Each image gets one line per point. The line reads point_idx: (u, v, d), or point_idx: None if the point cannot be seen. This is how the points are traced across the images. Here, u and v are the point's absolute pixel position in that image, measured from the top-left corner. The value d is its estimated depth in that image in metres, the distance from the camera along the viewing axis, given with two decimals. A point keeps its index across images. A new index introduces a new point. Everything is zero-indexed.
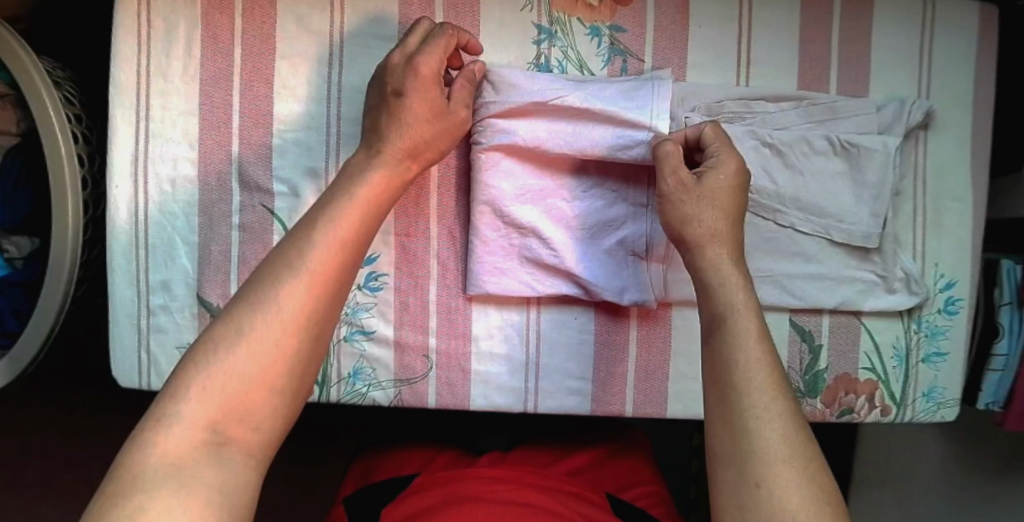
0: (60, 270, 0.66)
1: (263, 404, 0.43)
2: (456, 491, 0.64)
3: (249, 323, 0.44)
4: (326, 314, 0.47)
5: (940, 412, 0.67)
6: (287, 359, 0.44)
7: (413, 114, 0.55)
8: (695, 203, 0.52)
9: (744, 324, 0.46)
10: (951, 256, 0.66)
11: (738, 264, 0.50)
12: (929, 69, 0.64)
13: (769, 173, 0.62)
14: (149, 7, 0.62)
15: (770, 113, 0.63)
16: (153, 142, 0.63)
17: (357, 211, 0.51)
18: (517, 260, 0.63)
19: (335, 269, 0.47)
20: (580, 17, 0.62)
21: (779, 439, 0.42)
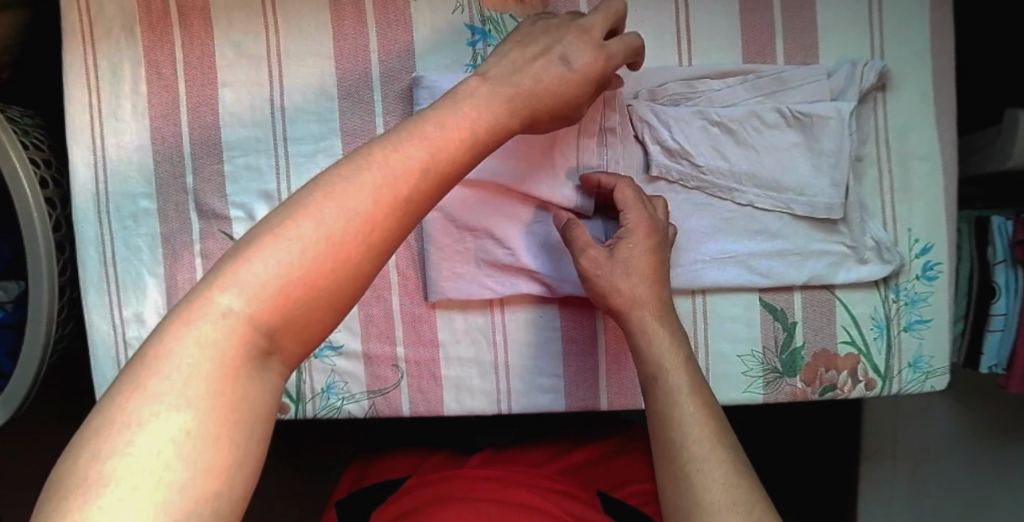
0: (40, 310, 0.67)
1: (313, 312, 0.36)
2: (439, 492, 0.64)
3: (321, 212, 0.36)
4: (408, 226, 0.39)
5: (929, 382, 0.65)
6: (352, 265, 0.36)
7: (559, 87, 0.51)
8: (612, 277, 0.55)
9: (677, 382, 0.50)
10: (925, 218, 0.64)
11: (669, 326, 0.54)
12: (879, 28, 0.62)
13: (720, 152, 0.61)
14: (93, 49, 0.63)
15: (716, 91, 0.61)
16: (112, 180, 0.64)
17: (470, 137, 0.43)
18: (476, 263, 0.63)
19: (429, 175, 0.39)
20: (512, 13, 0.62)
21: (722, 482, 0.43)
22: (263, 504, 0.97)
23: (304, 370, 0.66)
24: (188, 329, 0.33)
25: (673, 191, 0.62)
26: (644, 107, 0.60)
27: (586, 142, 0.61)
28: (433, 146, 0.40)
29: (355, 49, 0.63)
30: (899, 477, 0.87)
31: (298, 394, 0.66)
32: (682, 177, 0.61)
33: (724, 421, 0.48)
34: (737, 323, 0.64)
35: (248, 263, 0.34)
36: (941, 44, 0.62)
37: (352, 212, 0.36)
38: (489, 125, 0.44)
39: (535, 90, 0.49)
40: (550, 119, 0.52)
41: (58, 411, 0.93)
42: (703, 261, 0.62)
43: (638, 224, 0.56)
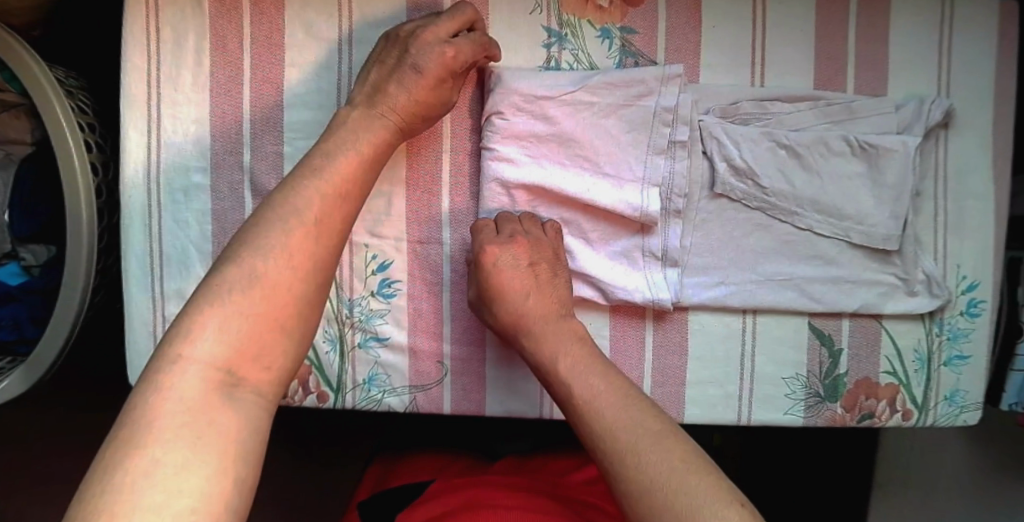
0: (76, 275, 0.65)
1: (276, 340, 0.47)
2: (466, 498, 0.62)
3: (261, 267, 0.47)
4: (327, 259, 0.51)
5: (962, 417, 0.66)
6: (295, 299, 0.48)
7: (421, 83, 0.57)
8: (491, 303, 0.60)
9: (579, 379, 0.55)
10: (973, 256, 0.65)
11: (584, 350, 0.58)
12: (947, 66, 0.63)
13: (786, 176, 0.61)
14: (158, 16, 0.61)
15: (787, 114, 0.61)
16: (165, 152, 0.63)
17: (351, 167, 0.54)
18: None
19: (337, 211, 0.52)
20: (590, 19, 0.61)
21: (645, 463, 0.48)
22: (274, 489, 0.96)
23: (346, 359, 0.65)
24: (165, 387, 0.42)
25: (734, 210, 0.62)
26: (716, 123, 0.60)
27: (654, 160, 0.60)
28: (328, 192, 0.52)
29: None
30: (910, 506, 0.89)
31: (338, 384, 0.65)
32: (745, 197, 0.61)
33: (633, 404, 0.53)
34: (785, 346, 0.65)
35: (207, 318, 0.45)
36: (1005, 88, 0.63)
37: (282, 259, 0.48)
38: (365, 151, 0.55)
39: (400, 111, 0.57)
40: (424, 118, 0.59)
41: (72, 380, 0.91)
42: (759, 282, 0.63)
43: (505, 242, 0.59)
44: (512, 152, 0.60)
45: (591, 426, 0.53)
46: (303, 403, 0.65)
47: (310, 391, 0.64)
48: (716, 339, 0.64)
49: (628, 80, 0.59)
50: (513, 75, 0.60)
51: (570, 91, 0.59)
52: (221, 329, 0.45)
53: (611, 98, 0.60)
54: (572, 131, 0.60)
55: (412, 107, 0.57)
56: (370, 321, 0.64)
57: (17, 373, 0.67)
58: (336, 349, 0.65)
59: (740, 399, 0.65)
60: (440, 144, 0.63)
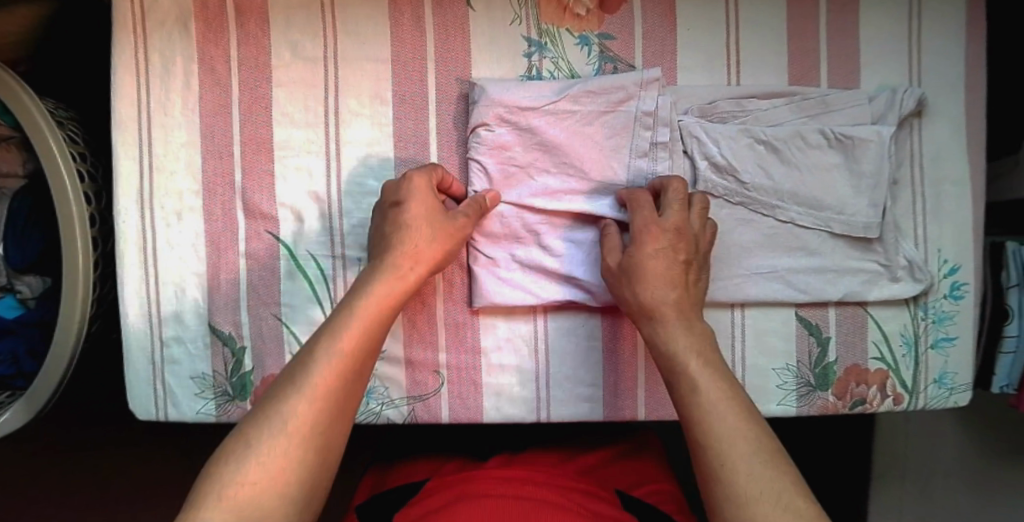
0: (73, 304, 0.66)
1: (303, 483, 0.48)
2: (465, 490, 0.64)
3: (266, 438, 0.48)
4: (332, 421, 0.51)
5: (954, 399, 0.68)
6: (294, 468, 0.48)
7: (413, 224, 0.58)
8: (633, 283, 0.57)
9: (702, 379, 0.53)
10: (954, 240, 0.66)
11: (695, 335, 0.56)
12: (918, 57, 0.65)
13: (765, 170, 0.62)
14: (147, 43, 0.63)
15: (762, 111, 0.63)
16: (156, 176, 0.64)
17: (362, 324, 0.54)
18: (517, 267, 0.62)
19: (341, 376, 0.52)
20: (568, 28, 0.63)
21: (748, 477, 0.48)
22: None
23: None
24: None
25: (717, 206, 0.64)
26: (695, 123, 0.62)
27: (636, 162, 0.62)
28: (333, 354, 0.52)
29: (411, 58, 0.62)
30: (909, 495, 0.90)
31: None
32: (726, 193, 0.63)
33: (747, 416, 0.52)
34: (772, 336, 0.66)
35: (243, 471, 0.47)
36: (976, 76, 0.65)
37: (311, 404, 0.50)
38: (375, 301, 0.55)
39: (407, 253, 0.57)
40: (433, 254, 0.58)
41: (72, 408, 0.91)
42: (745, 275, 0.64)
43: (667, 231, 0.58)
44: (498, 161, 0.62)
45: (703, 426, 0.51)
46: None
47: None
48: None
49: (608, 88, 0.61)
50: (496, 87, 0.61)
51: (551, 102, 0.61)
52: (260, 477, 0.47)
53: (593, 105, 0.61)
54: (556, 139, 0.61)
55: (417, 249, 0.58)
56: None
57: (18, 406, 0.68)
58: None
59: None
60: (428, 157, 0.63)
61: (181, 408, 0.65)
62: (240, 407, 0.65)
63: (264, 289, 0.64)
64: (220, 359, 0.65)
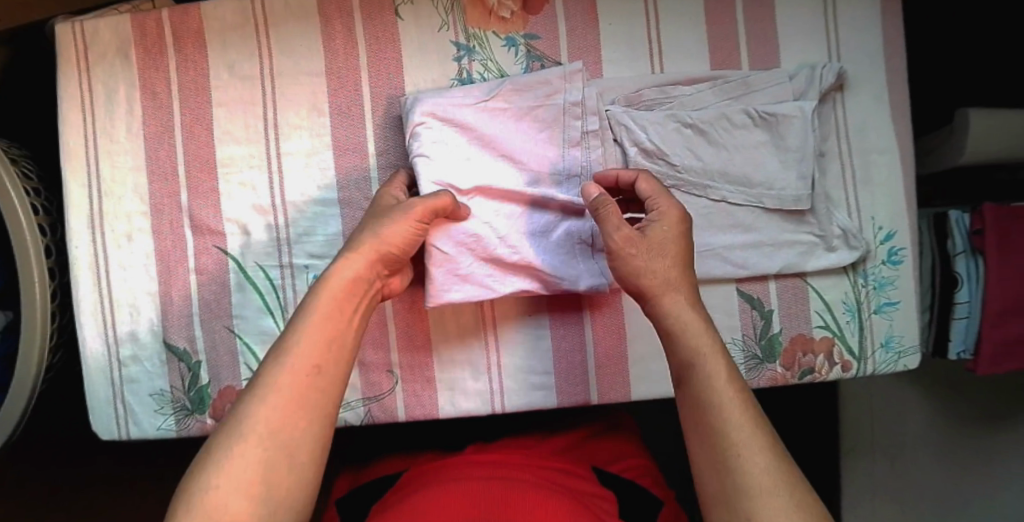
0: (35, 332, 0.67)
1: (281, 488, 0.47)
2: (434, 475, 0.63)
3: (238, 445, 0.47)
4: (307, 421, 0.49)
5: (902, 361, 0.69)
6: (271, 473, 0.47)
7: (366, 217, 0.58)
8: (645, 256, 0.56)
9: (713, 369, 0.52)
10: (886, 207, 0.68)
11: (697, 310, 0.56)
12: (835, 35, 0.67)
13: (694, 152, 0.65)
14: (89, 73, 0.64)
15: (687, 96, 0.65)
16: (106, 201, 0.65)
17: (326, 319, 0.53)
18: (474, 262, 0.61)
19: (315, 374, 0.51)
20: (495, 30, 0.65)
21: (759, 470, 0.48)
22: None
23: None
24: None
25: None
26: (622, 112, 0.64)
27: (570, 153, 0.63)
28: (302, 353, 0.51)
29: (345, 70, 0.64)
30: (885, 473, 0.90)
31: None
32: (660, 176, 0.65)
33: (758, 410, 0.51)
34: (716, 313, 0.68)
35: (215, 480, 0.46)
36: (893, 49, 0.67)
37: (275, 409, 0.48)
38: (336, 291, 0.54)
39: (355, 242, 0.56)
40: (382, 236, 0.55)
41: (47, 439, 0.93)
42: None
43: (669, 211, 0.58)
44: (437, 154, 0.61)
45: (709, 410, 0.51)
46: None
47: None
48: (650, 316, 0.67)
49: (538, 83, 0.63)
50: (422, 96, 0.63)
51: (486, 98, 0.63)
52: (233, 490, 0.46)
53: (522, 102, 0.63)
54: (492, 135, 0.62)
55: (364, 237, 0.56)
56: None
57: None
58: None
59: None
60: (368, 163, 0.65)
61: (141, 425, 0.67)
62: (199, 421, 0.66)
63: (216, 302, 0.66)
64: (177, 374, 0.66)
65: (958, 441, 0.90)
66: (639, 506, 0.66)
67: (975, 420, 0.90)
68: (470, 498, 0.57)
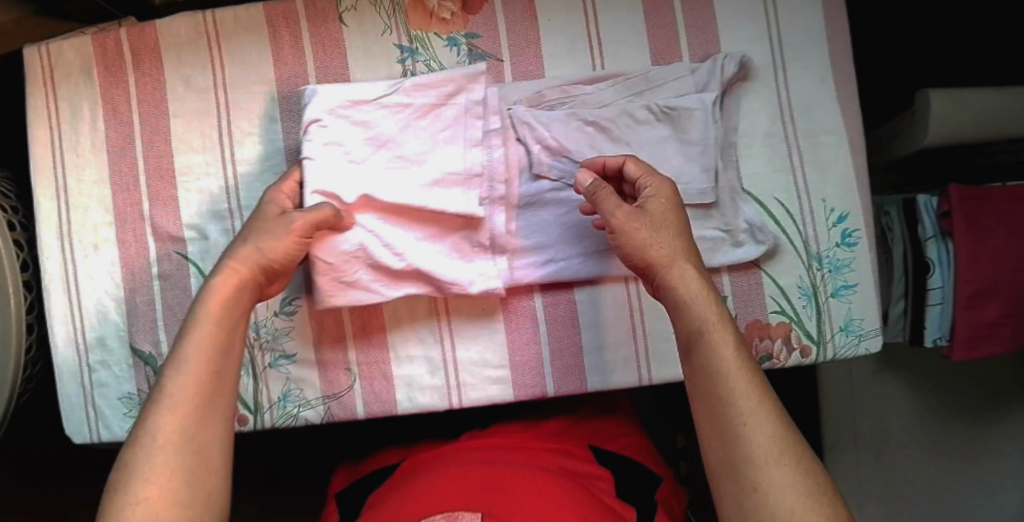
0: (7, 347, 0.68)
1: (197, 483, 0.48)
2: (428, 461, 0.66)
3: (147, 456, 0.47)
4: (209, 422, 0.50)
5: (863, 345, 0.68)
6: (188, 471, 0.48)
7: (249, 229, 0.58)
8: (650, 229, 0.57)
9: (721, 339, 0.51)
10: (837, 189, 0.68)
11: (700, 276, 0.55)
12: (774, 19, 0.68)
13: (596, 150, 0.66)
14: (54, 92, 0.68)
15: (590, 94, 0.67)
16: (73, 213, 0.68)
17: (212, 326, 0.53)
18: (362, 269, 0.62)
19: (208, 376, 0.51)
20: (437, 31, 0.67)
21: (766, 436, 0.47)
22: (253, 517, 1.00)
23: (259, 380, 0.67)
24: None
25: (553, 190, 0.66)
26: (525, 114, 0.65)
27: (470, 152, 0.64)
28: (198, 360, 0.51)
29: (294, 76, 0.67)
30: (878, 462, 0.86)
31: (256, 405, 0.67)
32: (562, 175, 0.66)
33: (763, 377, 0.51)
34: None
35: (133, 490, 0.46)
36: (833, 30, 0.68)
37: (181, 415, 0.49)
38: (225, 300, 0.54)
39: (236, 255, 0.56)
40: (261, 249, 0.56)
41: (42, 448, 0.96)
42: (583, 257, 0.66)
43: (662, 184, 0.59)
44: (328, 155, 0.62)
45: (712, 379, 0.50)
46: None
47: None
48: (604, 307, 0.67)
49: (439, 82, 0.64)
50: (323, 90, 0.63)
51: (387, 94, 0.63)
52: (158, 497, 0.47)
53: (424, 99, 0.64)
54: (392, 136, 0.63)
55: (246, 250, 0.56)
56: (277, 340, 0.67)
57: None
58: (249, 372, 0.67)
59: (637, 361, 0.68)
60: None
61: (112, 429, 0.68)
62: None
63: (179, 306, 0.68)
64: (144, 377, 0.68)
65: (956, 425, 0.84)
66: (637, 481, 0.67)
67: (973, 403, 0.84)
68: (446, 481, 0.58)
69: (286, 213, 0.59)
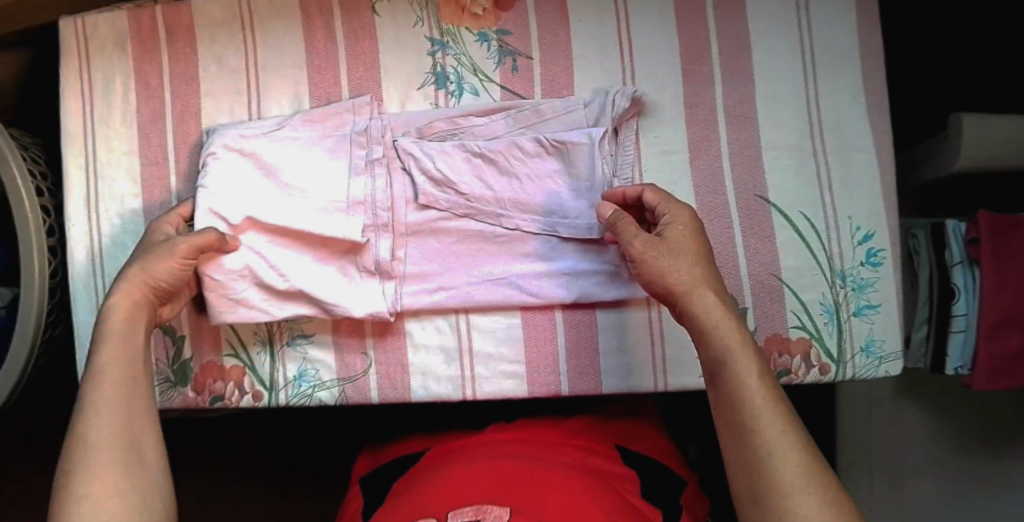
0: (29, 308, 0.71)
1: (140, 465, 0.52)
2: (449, 454, 0.67)
3: (88, 451, 0.51)
4: (136, 418, 0.55)
5: (883, 367, 0.67)
6: (127, 457, 0.52)
7: (134, 257, 0.60)
8: (668, 257, 0.57)
9: (745, 368, 0.51)
10: (864, 206, 0.67)
11: (722, 302, 0.55)
12: (808, 30, 0.67)
13: (482, 180, 0.66)
14: (88, 64, 0.69)
15: (478, 125, 0.66)
16: (101, 183, 0.69)
17: (126, 338, 0.57)
18: (251, 286, 0.64)
19: (128, 380, 0.55)
20: (468, 26, 0.67)
21: (792, 466, 0.47)
22: (261, 498, 1.01)
23: (277, 358, 0.68)
24: None
25: (444, 219, 0.66)
26: (409, 144, 0.65)
27: (355, 179, 0.65)
28: (117, 368, 0.55)
29: (325, 61, 0.68)
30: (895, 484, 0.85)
31: (271, 382, 0.68)
32: (450, 206, 0.66)
33: (788, 405, 0.51)
34: None
35: (82, 478, 0.50)
36: (867, 46, 0.67)
37: (109, 416, 0.53)
38: (132, 317, 0.58)
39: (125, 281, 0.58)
40: (156, 274, 0.59)
41: (59, 416, 0.97)
42: (553, 275, 0.66)
43: (680, 211, 0.60)
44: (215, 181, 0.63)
45: (737, 406, 0.50)
46: (240, 405, 0.68)
47: (244, 392, 0.67)
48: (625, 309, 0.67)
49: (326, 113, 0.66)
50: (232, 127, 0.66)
51: (274, 130, 0.66)
52: (105, 486, 0.50)
53: (312, 131, 0.66)
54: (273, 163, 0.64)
55: (132, 277, 0.59)
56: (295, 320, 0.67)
57: None
58: (267, 350, 0.68)
59: (654, 366, 0.67)
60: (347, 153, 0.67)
61: None
62: (182, 393, 0.68)
63: None
64: (162, 347, 0.68)
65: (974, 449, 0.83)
66: (662, 484, 0.67)
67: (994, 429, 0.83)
68: (469, 471, 0.59)
69: (171, 237, 0.61)
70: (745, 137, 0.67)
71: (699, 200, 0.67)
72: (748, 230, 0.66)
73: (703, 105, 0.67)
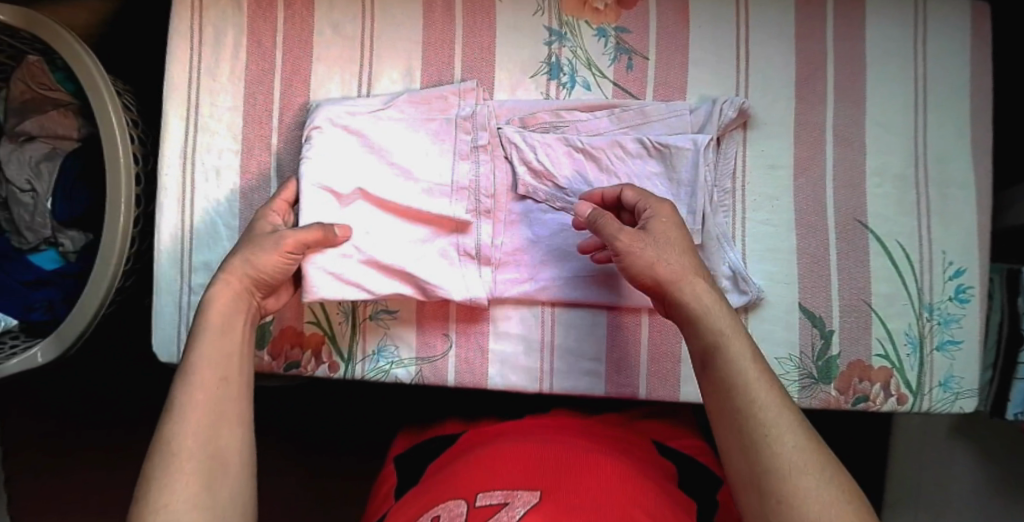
0: (110, 254, 0.70)
1: (227, 478, 0.49)
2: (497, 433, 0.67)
3: (178, 454, 0.48)
4: (228, 425, 0.51)
5: (958, 403, 0.67)
6: (216, 467, 0.48)
7: (241, 245, 0.59)
8: (661, 251, 0.55)
9: (738, 350, 0.50)
10: (960, 242, 0.67)
11: (715, 292, 0.54)
12: (923, 62, 0.67)
13: (582, 176, 0.65)
14: (201, 16, 0.68)
15: (584, 121, 0.66)
16: (200, 136, 0.69)
17: (222, 337, 0.54)
18: (358, 256, 0.62)
19: (221, 380, 0.52)
20: (587, 20, 0.67)
21: (788, 445, 0.45)
22: (297, 470, 1.01)
23: (358, 331, 0.68)
24: None
25: (541, 211, 0.66)
26: (513, 133, 0.65)
27: (459, 165, 0.64)
28: (210, 367, 0.52)
29: (441, 39, 0.68)
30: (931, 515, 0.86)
31: (349, 354, 0.68)
32: (547, 198, 0.66)
33: (783, 388, 0.49)
34: (777, 325, 0.66)
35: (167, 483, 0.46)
36: (980, 83, 0.67)
37: (199, 418, 0.50)
38: (229, 310, 0.56)
39: (232, 271, 0.57)
40: (271, 267, 0.58)
41: (109, 362, 0.98)
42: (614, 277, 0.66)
43: (659, 202, 0.58)
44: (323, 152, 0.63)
45: (730, 389, 0.48)
46: (316, 374, 0.68)
47: (321, 361, 0.67)
48: None
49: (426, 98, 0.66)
50: (332, 102, 0.66)
51: (380, 109, 0.65)
52: (190, 494, 0.46)
53: (415, 114, 0.66)
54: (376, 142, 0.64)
55: (240, 268, 0.57)
56: None
57: (49, 341, 0.72)
58: (349, 320, 0.68)
59: None
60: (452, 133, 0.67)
61: None
62: (258, 356, 0.67)
63: None
64: None
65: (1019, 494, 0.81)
66: (702, 478, 0.66)
67: None
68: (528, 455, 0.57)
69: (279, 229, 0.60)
70: (850, 161, 0.67)
71: (799, 219, 0.67)
72: (843, 254, 0.67)
73: (811, 125, 0.67)
